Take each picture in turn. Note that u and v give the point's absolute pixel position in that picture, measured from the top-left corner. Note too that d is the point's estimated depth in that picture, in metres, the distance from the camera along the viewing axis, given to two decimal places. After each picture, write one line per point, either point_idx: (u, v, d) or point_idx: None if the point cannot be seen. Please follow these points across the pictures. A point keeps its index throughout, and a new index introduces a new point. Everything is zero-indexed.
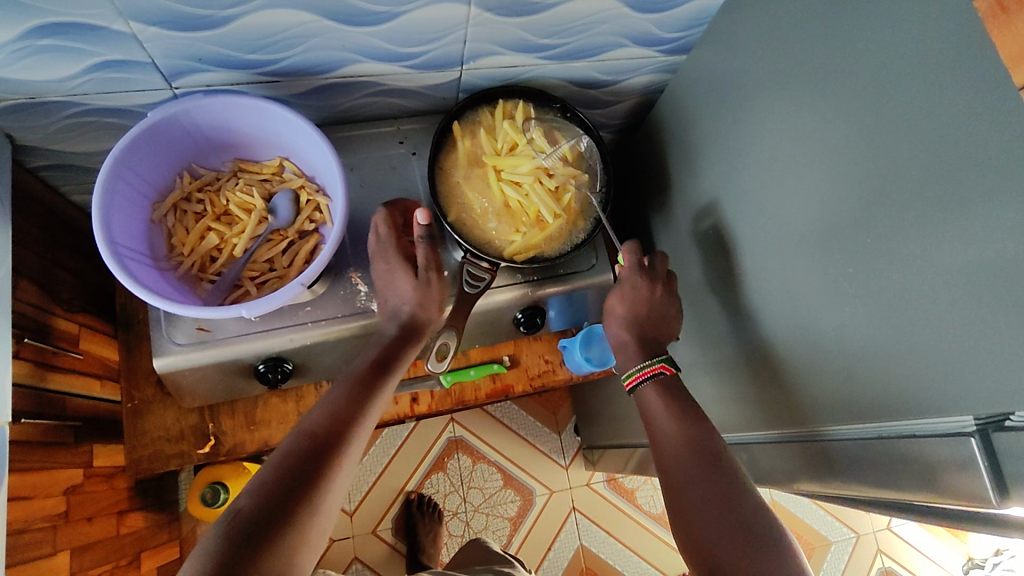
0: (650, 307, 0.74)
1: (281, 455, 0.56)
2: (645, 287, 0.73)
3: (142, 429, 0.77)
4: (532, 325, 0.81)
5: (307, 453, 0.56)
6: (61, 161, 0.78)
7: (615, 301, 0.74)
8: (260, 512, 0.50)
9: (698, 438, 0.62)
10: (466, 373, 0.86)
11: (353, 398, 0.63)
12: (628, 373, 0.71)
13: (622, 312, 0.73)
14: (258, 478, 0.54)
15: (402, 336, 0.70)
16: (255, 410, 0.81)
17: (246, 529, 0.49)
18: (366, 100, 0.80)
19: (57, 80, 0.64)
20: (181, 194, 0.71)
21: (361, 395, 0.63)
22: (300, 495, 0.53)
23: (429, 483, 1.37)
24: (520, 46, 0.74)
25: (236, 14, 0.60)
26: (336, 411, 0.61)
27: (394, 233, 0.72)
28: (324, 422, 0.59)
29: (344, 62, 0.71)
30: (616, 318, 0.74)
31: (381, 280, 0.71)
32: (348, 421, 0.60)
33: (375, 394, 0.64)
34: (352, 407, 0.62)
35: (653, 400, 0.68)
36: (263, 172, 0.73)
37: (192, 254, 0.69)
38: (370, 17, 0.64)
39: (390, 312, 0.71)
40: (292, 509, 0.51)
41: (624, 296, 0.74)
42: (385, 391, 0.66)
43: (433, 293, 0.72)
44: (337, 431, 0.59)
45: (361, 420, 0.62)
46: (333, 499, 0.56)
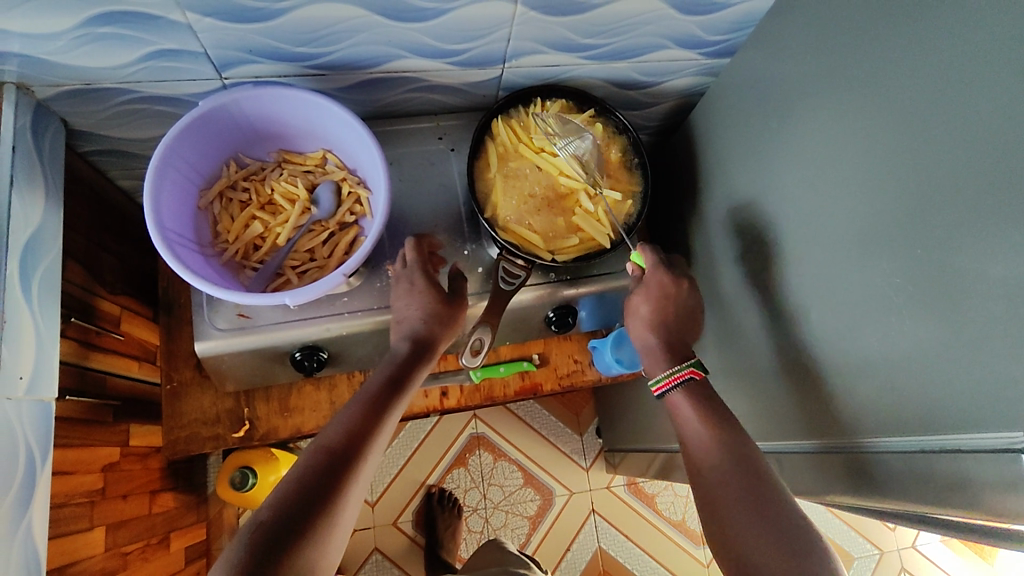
0: (676, 305, 0.73)
1: (298, 469, 0.56)
2: (671, 285, 0.73)
3: (179, 411, 0.78)
4: (563, 324, 0.82)
5: (323, 466, 0.56)
6: (111, 147, 0.80)
7: (638, 303, 0.73)
8: (276, 531, 0.50)
9: (733, 449, 0.61)
10: (496, 370, 0.85)
11: (370, 414, 0.62)
12: (657, 379, 0.69)
13: (649, 312, 0.72)
14: (276, 493, 0.53)
15: (414, 354, 0.68)
16: (289, 396, 0.82)
17: (261, 550, 0.49)
18: (407, 96, 0.80)
19: (113, 67, 0.66)
20: (227, 183, 0.71)
21: (377, 409, 0.62)
22: (315, 510, 0.53)
23: (450, 478, 1.38)
24: (563, 45, 0.74)
25: (288, 7, 0.61)
26: (354, 426, 0.60)
27: (421, 259, 0.72)
28: (339, 437, 0.59)
29: (389, 57, 0.72)
30: (641, 318, 0.73)
31: (397, 297, 0.72)
32: (365, 435, 0.60)
33: (391, 408, 0.64)
34: (368, 422, 0.61)
35: (680, 408, 0.66)
36: (307, 164, 0.74)
37: (237, 241, 0.70)
38: (417, 13, 0.65)
39: (403, 331, 0.69)
40: (309, 527, 0.52)
41: (650, 295, 0.73)
42: (401, 402, 0.65)
43: (447, 316, 0.70)
44: (355, 444, 0.58)
45: (377, 434, 0.61)
46: (347, 513, 0.56)
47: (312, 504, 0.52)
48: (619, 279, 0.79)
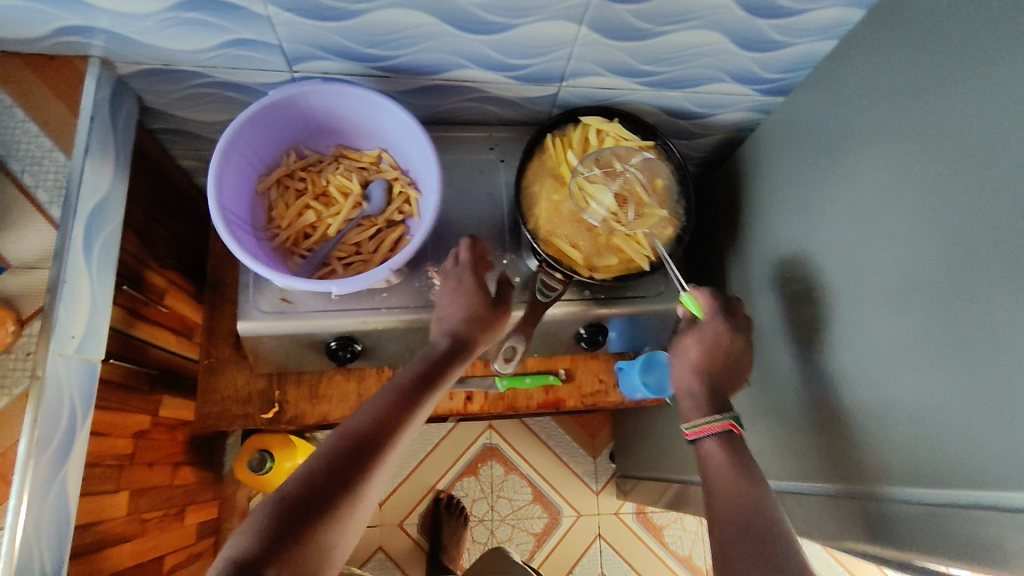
0: (726, 357, 0.73)
1: (325, 451, 0.56)
2: (727, 337, 0.72)
3: (214, 386, 0.80)
4: (593, 342, 0.82)
5: (350, 453, 0.56)
6: (178, 126, 0.84)
7: (686, 351, 0.73)
8: (298, 511, 0.51)
9: (753, 495, 0.61)
10: (522, 380, 0.84)
11: (401, 406, 0.61)
12: (691, 423, 0.68)
13: (698, 356, 0.72)
14: (302, 472, 0.54)
15: (450, 351, 0.68)
16: (319, 383, 0.82)
17: (280, 529, 0.50)
18: (464, 105, 0.83)
19: (192, 51, 0.69)
20: (286, 171, 0.74)
21: (408, 403, 0.62)
22: (337, 495, 0.53)
23: (460, 485, 1.38)
24: (620, 69, 0.76)
25: (364, 9, 0.64)
26: (384, 417, 0.60)
27: (473, 261, 0.74)
28: (369, 424, 0.59)
29: (451, 66, 0.74)
30: (688, 361, 0.73)
31: (443, 294, 0.73)
32: (395, 427, 0.60)
33: (423, 403, 0.63)
34: (399, 415, 0.61)
35: (710, 458, 0.66)
36: (362, 161, 0.76)
37: (289, 228, 0.71)
38: (484, 26, 0.67)
39: (443, 328, 0.70)
40: (329, 512, 0.52)
41: (704, 341, 0.72)
42: (433, 398, 0.65)
43: (490, 322, 0.71)
44: (384, 435, 0.59)
45: (406, 428, 0.61)
46: (368, 501, 0.56)
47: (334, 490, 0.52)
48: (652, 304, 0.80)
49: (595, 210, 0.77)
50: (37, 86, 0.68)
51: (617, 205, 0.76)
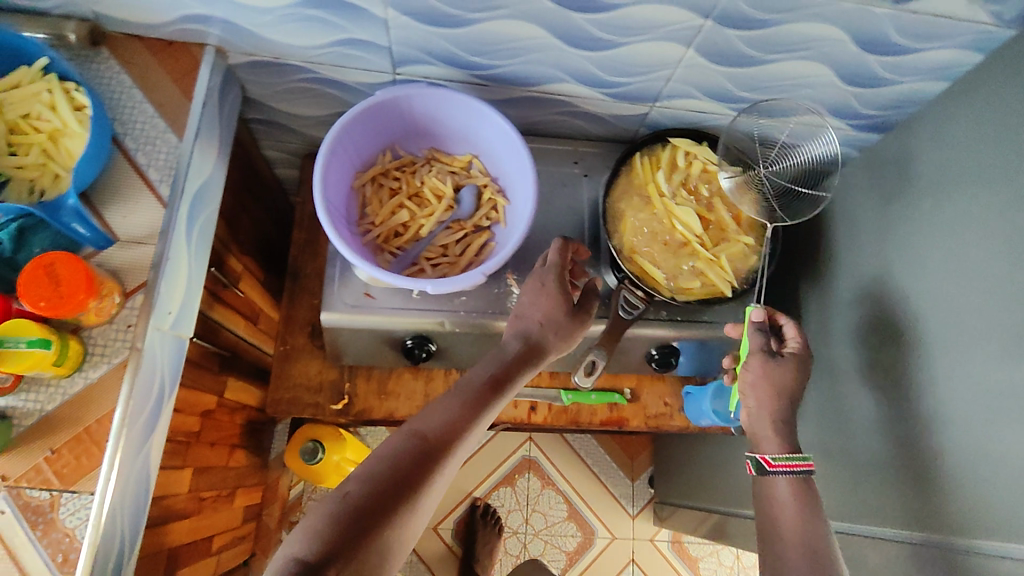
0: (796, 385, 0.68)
1: (390, 452, 0.57)
2: (801, 367, 0.68)
3: (289, 372, 0.82)
4: (664, 364, 0.81)
5: (413, 458, 0.57)
6: (272, 118, 0.86)
7: (777, 375, 0.67)
8: (361, 511, 0.52)
9: (823, 540, 0.61)
10: (587, 396, 0.83)
11: (466, 416, 0.62)
12: (777, 456, 0.66)
13: (780, 387, 0.67)
14: (368, 470, 0.55)
15: (521, 358, 0.68)
16: (388, 379, 0.83)
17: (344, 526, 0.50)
18: (554, 118, 0.83)
19: (304, 47, 0.71)
20: (381, 169, 0.75)
21: (473, 413, 0.62)
22: (400, 497, 0.54)
23: (497, 495, 1.38)
24: (718, 94, 0.76)
25: (478, 18, 0.65)
26: (450, 425, 0.60)
27: (561, 264, 0.72)
28: (436, 428, 0.60)
29: (551, 79, 0.75)
30: (770, 392, 0.67)
31: (527, 294, 0.72)
32: (457, 437, 0.60)
33: (486, 415, 0.63)
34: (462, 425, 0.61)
35: (787, 493, 0.65)
36: (453, 165, 0.77)
37: (382, 225, 0.73)
38: (593, 42, 0.67)
39: (519, 328, 0.70)
40: (391, 512, 0.53)
41: (788, 372, 0.67)
42: (495, 409, 0.65)
43: (568, 329, 0.71)
44: (445, 446, 0.59)
45: (468, 440, 0.62)
46: (425, 504, 0.57)
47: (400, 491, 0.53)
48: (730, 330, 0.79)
49: (680, 232, 0.76)
50: (155, 68, 0.70)
51: (702, 229, 0.76)
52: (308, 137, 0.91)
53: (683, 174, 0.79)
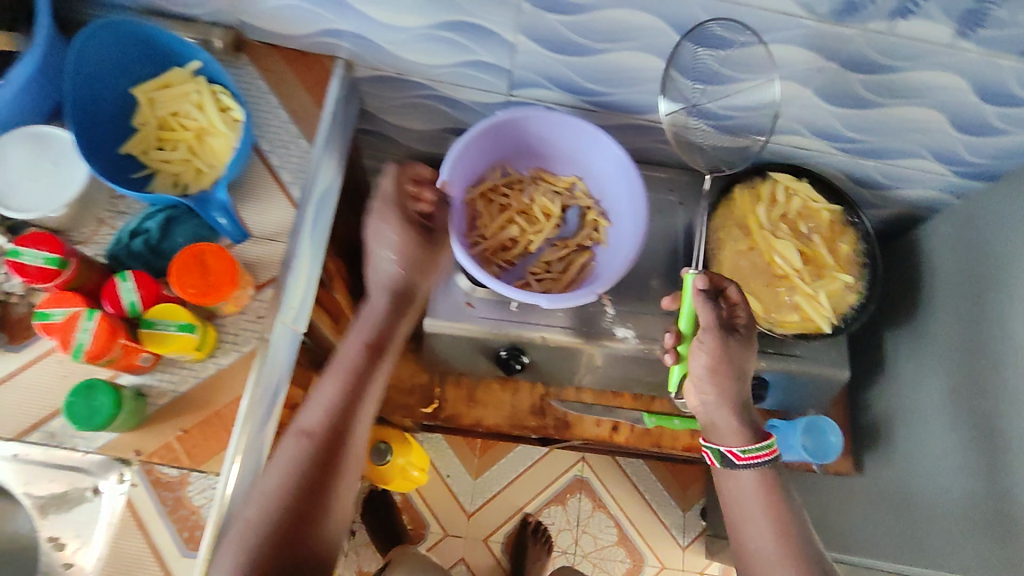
0: (734, 363, 0.63)
1: (280, 488, 0.56)
2: (731, 343, 0.63)
3: (383, 373, 0.86)
4: (752, 396, 0.82)
5: (297, 488, 0.57)
6: (382, 129, 0.90)
7: (734, 353, 0.63)
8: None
9: (803, 539, 0.60)
10: (670, 420, 0.83)
11: (332, 423, 0.60)
12: (751, 448, 0.62)
13: (710, 368, 0.63)
14: (260, 522, 0.55)
15: (394, 304, 0.67)
16: (477, 388, 0.87)
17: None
18: (654, 145, 0.85)
19: (429, 66, 0.75)
20: (491, 185, 0.78)
21: (342, 418, 0.60)
22: (314, 506, 0.57)
23: (547, 512, 1.39)
24: (824, 132, 0.77)
25: (604, 49, 0.67)
26: (317, 441, 0.59)
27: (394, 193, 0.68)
28: (319, 422, 0.60)
29: (661, 109, 0.77)
30: (709, 377, 0.63)
31: (373, 224, 0.67)
32: (334, 452, 0.59)
33: (362, 408, 0.62)
34: (338, 433, 0.60)
35: (756, 486, 0.63)
36: (558, 185, 0.79)
37: (492, 239, 0.75)
38: (712, 76, 0.69)
39: (382, 275, 0.68)
40: (311, 521, 0.56)
41: (717, 356, 0.63)
42: (372, 400, 0.63)
43: (427, 263, 0.69)
44: (320, 453, 0.58)
45: (347, 434, 0.60)
46: (345, 495, 0.60)
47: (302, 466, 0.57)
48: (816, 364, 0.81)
49: (781, 265, 0.77)
50: (289, 75, 0.74)
51: (801, 264, 0.78)
52: (410, 149, 0.94)
53: (782, 208, 0.80)
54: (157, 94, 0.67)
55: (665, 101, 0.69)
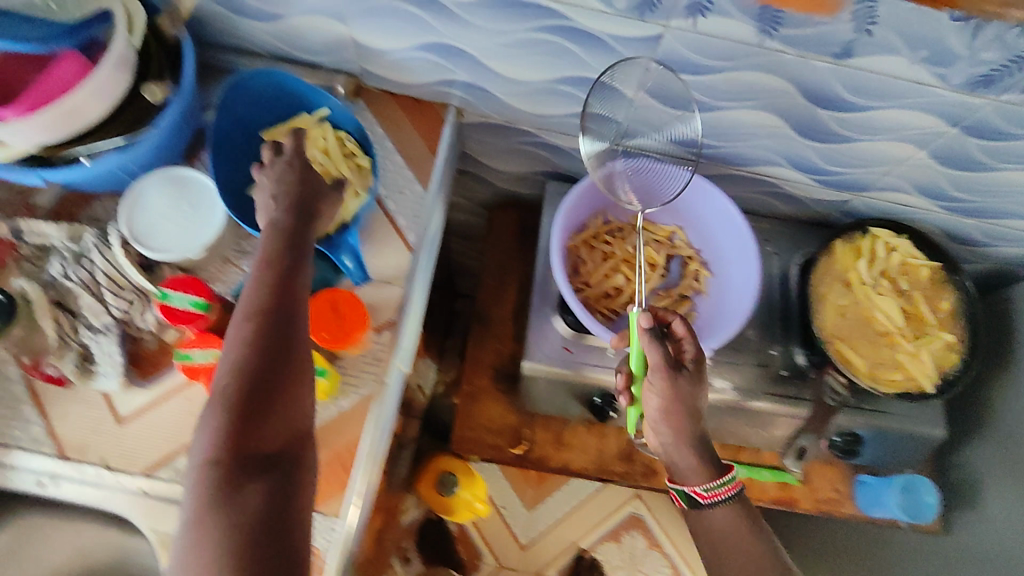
0: (689, 400, 0.60)
1: (235, 374, 0.49)
2: (689, 383, 0.60)
3: (473, 412, 0.87)
4: (849, 451, 0.83)
5: (251, 374, 0.49)
6: (477, 170, 0.91)
7: (685, 391, 0.60)
8: (249, 459, 0.47)
9: (775, 565, 0.59)
10: (761, 472, 0.85)
11: (276, 304, 0.52)
12: (711, 486, 0.61)
13: (662, 407, 0.60)
14: (220, 408, 0.48)
15: (312, 194, 0.58)
16: (565, 431, 0.87)
17: (233, 490, 0.46)
18: (752, 196, 0.86)
19: (539, 115, 0.76)
20: (592, 233, 0.78)
21: (282, 285, 0.53)
22: (278, 398, 0.50)
23: (601, 549, 1.38)
24: (929, 190, 0.77)
25: (723, 106, 0.68)
26: (263, 320, 0.51)
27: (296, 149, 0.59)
28: (265, 299, 0.52)
29: (767, 163, 0.77)
30: (655, 413, 0.61)
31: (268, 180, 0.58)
32: (281, 324, 0.52)
33: (301, 270, 0.55)
34: (279, 303, 0.52)
35: (736, 522, 0.61)
36: (657, 234, 0.79)
37: (595, 287, 0.76)
38: (827, 135, 0.70)
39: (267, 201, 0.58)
40: (292, 414, 0.50)
41: (669, 395, 0.60)
42: (304, 264, 0.55)
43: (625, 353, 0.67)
44: (270, 336, 0.51)
45: (295, 314, 0.53)
46: (295, 398, 0.51)
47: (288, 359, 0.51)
48: (907, 422, 0.81)
49: (881, 322, 0.78)
50: (405, 123, 0.76)
51: (901, 322, 0.78)
52: (499, 188, 0.96)
53: (883, 264, 0.80)
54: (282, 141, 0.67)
55: (589, 138, 0.69)
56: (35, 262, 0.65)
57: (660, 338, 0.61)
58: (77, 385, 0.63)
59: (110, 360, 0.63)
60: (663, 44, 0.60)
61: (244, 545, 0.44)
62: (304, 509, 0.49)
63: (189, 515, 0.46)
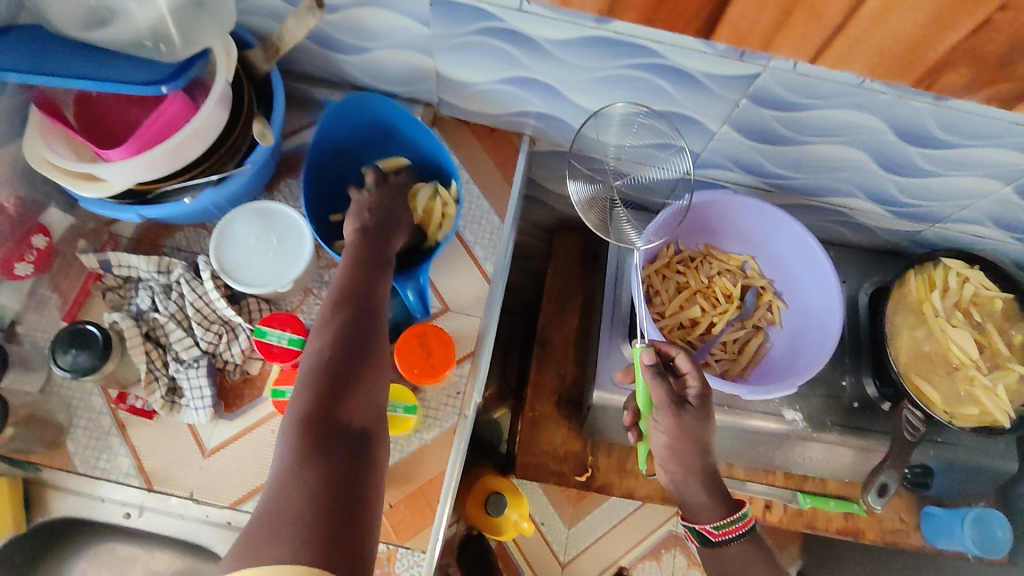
0: (695, 436, 0.60)
1: (325, 348, 0.49)
2: (695, 418, 0.61)
3: (536, 439, 0.87)
4: (918, 483, 0.82)
5: (342, 348, 0.50)
6: (541, 195, 0.92)
7: (690, 427, 0.60)
8: (334, 424, 0.46)
9: None
10: (826, 502, 0.84)
11: (358, 291, 0.54)
12: (721, 523, 0.61)
13: (667, 444, 0.61)
14: (310, 376, 0.48)
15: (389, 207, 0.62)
16: (628, 457, 0.85)
17: (321, 451, 0.44)
18: (821, 224, 0.86)
19: None
20: (665, 263, 0.79)
21: (370, 278, 0.56)
22: (357, 375, 0.49)
23: (641, 567, 1.38)
24: (1007, 224, 0.76)
25: (806, 141, 0.68)
26: (348, 304, 0.53)
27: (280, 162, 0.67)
28: (349, 285, 0.54)
29: (842, 193, 0.77)
30: (660, 450, 0.62)
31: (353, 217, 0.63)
32: (369, 309, 0.53)
33: (386, 268, 0.57)
34: (367, 292, 0.54)
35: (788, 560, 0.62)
36: (729, 263, 0.80)
37: (671, 318, 0.76)
38: (910, 169, 0.69)
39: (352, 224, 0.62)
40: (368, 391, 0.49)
41: (674, 432, 0.60)
42: (389, 266, 0.58)
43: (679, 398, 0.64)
44: (353, 318, 0.52)
45: (375, 304, 0.54)
46: (375, 380, 0.50)
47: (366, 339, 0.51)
48: (978, 454, 0.81)
49: (955, 354, 0.77)
50: (481, 153, 0.77)
51: (978, 354, 0.77)
52: (561, 212, 0.96)
53: (957, 296, 0.79)
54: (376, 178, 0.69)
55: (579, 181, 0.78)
56: (122, 293, 0.66)
57: (663, 376, 0.62)
58: (163, 417, 0.63)
59: (199, 394, 0.63)
60: (758, 83, 0.60)
61: (331, 503, 0.41)
62: (380, 488, 0.46)
63: (273, 476, 0.43)
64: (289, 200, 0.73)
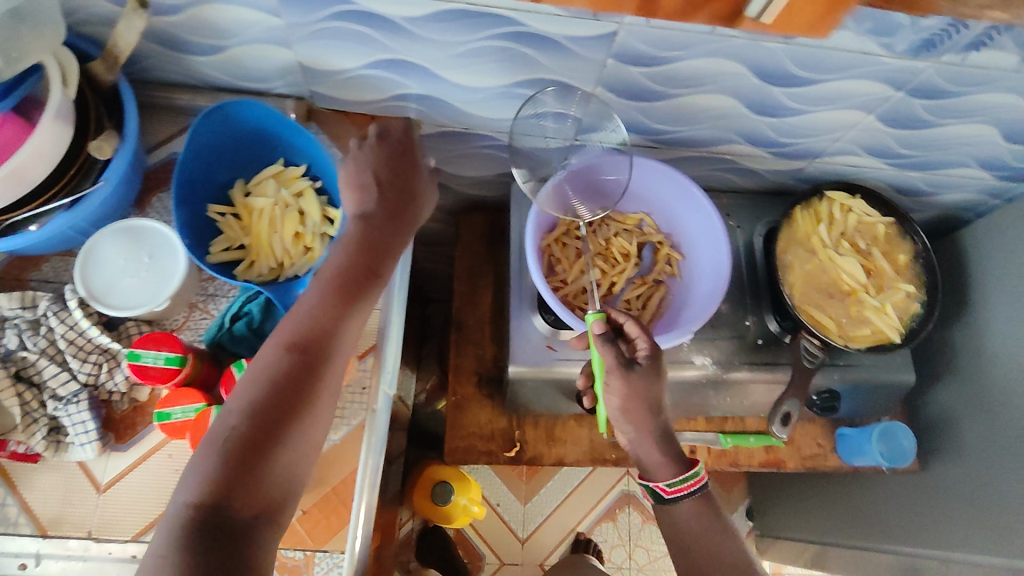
0: (648, 397, 0.61)
1: (245, 415, 0.47)
2: (648, 382, 0.61)
3: (461, 422, 0.87)
4: (827, 407, 0.85)
5: (260, 418, 0.48)
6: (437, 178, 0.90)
7: (641, 388, 0.61)
8: (228, 504, 0.45)
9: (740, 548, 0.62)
10: (746, 439, 0.87)
11: (313, 343, 0.51)
12: (672, 481, 0.63)
13: (621, 406, 0.61)
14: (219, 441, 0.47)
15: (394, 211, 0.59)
16: (554, 427, 0.86)
17: (203, 534, 0.44)
18: (712, 173, 0.88)
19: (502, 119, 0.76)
20: (564, 230, 0.79)
21: (332, 328, 0.52)
22: (270, 454, 0.48)
23: (600, 530, 1.40)
24: (877, 150, 0.80)
25: (678, 93, 0.69)
26: (293, 358, 0.50)
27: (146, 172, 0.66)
28: (308, 333, 0.51)
29: (724, 141, 0.79)
30: (616, 410, 0.62)
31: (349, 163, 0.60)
32: (312, 372, 0.51)
33: (354, 317, 0.54)
34: (321, 347, 0.52)
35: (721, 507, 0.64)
36: (626, 223, 0.81)
37: (574, 282, 0.77)
38: (779, 110, 0.72)
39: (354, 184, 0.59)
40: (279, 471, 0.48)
41: (628, 395, 0.61)
42: (359, 309, 0.55)
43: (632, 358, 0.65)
44: (293, 379, 0.50)
45: (325, 362, 0.52)
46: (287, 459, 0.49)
47: (296, 410, 0.49)
48: (880, 371, 0.85)
49: (846, 281, 0.81)
50: None
51: (865, 279, 0.81)
52: (462, 193, 0.95)
53: (840, 225, 0.83)
54: (252, 191, 0.69)
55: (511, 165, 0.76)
56: None
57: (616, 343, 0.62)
58: (50, 458, 0.60)
59: (83, 429, 0.59)
60: (618, 40, 0.61)
61: None
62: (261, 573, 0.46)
63: (156, 541, 0.43)
64: (161, 215, 0.69)
